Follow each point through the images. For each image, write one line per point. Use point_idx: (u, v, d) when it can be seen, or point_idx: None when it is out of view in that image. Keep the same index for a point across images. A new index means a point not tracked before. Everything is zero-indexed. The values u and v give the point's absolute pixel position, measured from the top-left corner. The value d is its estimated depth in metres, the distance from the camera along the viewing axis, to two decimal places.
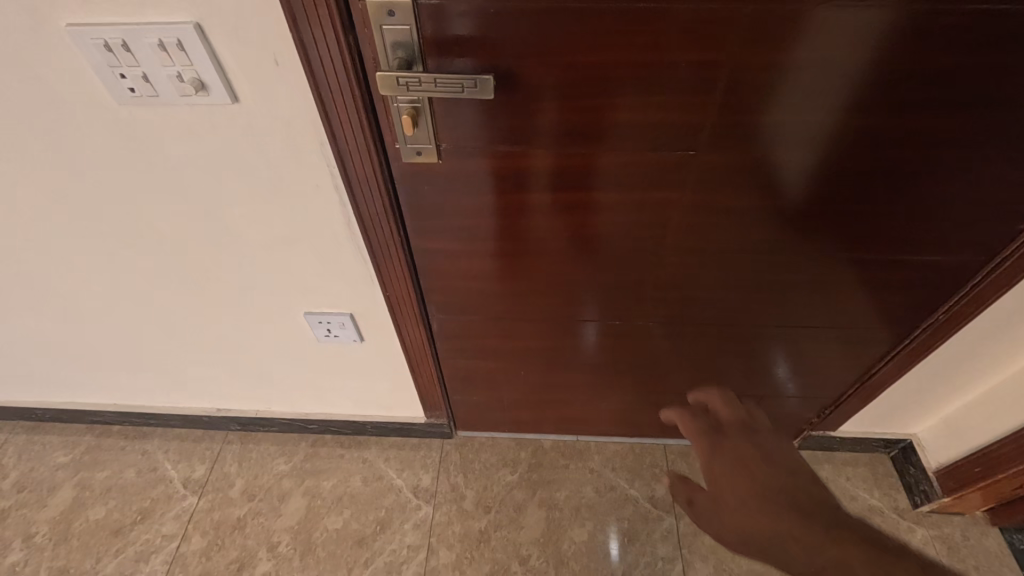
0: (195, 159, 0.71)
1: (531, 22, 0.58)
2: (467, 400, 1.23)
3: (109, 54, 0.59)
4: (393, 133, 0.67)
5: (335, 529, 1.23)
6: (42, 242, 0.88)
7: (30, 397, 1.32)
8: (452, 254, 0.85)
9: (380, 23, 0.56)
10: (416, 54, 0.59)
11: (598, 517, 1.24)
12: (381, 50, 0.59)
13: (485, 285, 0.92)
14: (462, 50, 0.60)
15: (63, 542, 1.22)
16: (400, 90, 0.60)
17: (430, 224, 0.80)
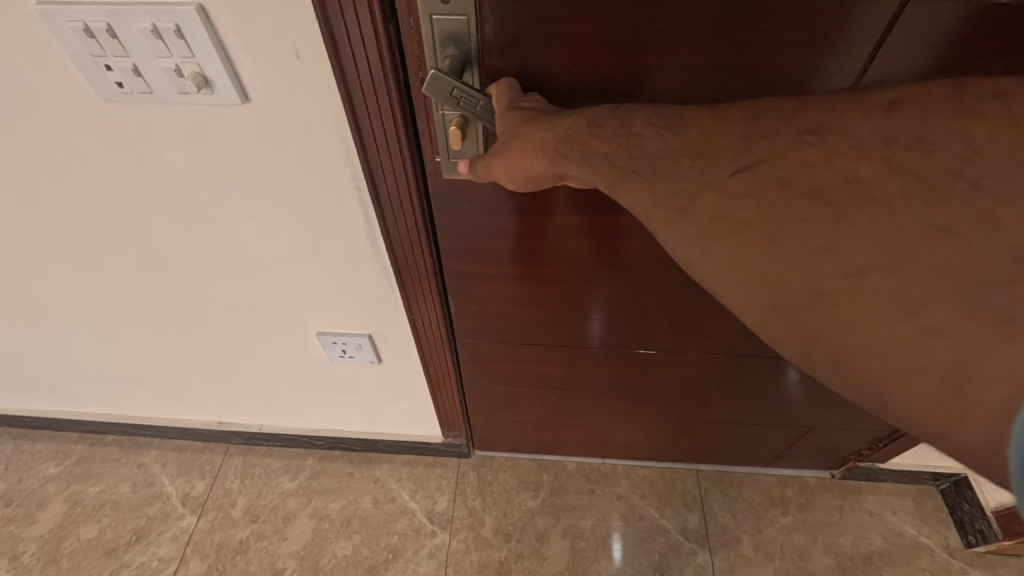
0: (196, 164, 0.60)
1: (616, 18, 0.46)
2: (490, 422, 1.14)
3: (92, 40, 0.48)
4: (435, 146, 0.57)
5: (344, 555, 1.14)
6: (23, 248, 0.78)
7: (17, 405, 1.22)
8: (483, 278, 0.75)
9: (431, 10, 0.45)
10: (471, 50, 0.49)
11: (617, 540, 1.17)
12: (429, 44, 0.48)
13: (515, 311, 0.82)
14: (528, 49, 0.49)
15: (53, 563, 1.13)
16: (449, 101, 0.49)
17: (464, 247, 0.70)
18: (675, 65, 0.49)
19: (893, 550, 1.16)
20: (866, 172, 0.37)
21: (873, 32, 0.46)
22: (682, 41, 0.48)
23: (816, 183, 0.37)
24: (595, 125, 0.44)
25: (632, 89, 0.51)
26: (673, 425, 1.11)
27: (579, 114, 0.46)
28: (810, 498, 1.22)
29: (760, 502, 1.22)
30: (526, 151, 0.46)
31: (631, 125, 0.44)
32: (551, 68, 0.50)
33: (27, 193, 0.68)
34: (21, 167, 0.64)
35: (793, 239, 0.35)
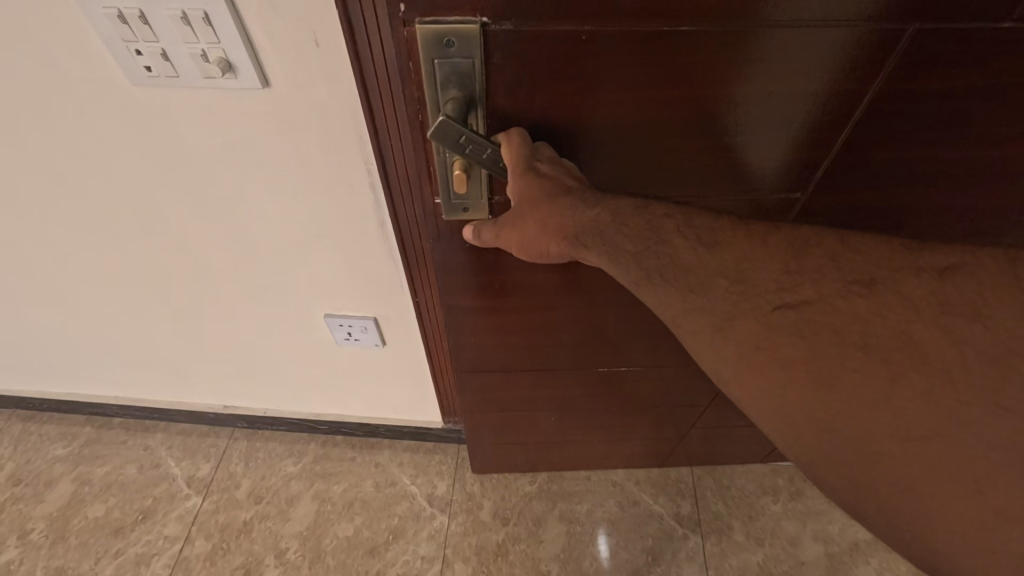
0: (216, 148, 0.63)
1: (614, 57, 0.49)
2: (491, 446, 1.14)
3: (124, 26, 0.51)
4: (435, 188, 0.59)
5: (346, 536, 1.17)
6: (41, 228, 0.80)
7: (25, 386, 1.25)
8: (486, 310, 0.78)
9: (432, 55, 0.47)
10: (472, 91, 0.50)
11: (603, 536, 1.18)
12: (429, 87, 0.50)
13: (518, 340, 0.84)
14: (531, 89, 0.51)
15: (60, 541, 1.16)
16: (458, 145, 0.50)
17: (467, 280, 0.73)
18: (676, 95, 0.52)
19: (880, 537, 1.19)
20: (920, 330, 0.41)
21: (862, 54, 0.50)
22: (674, 77, 0.50)
23: (867, 338, 0.42)
24: (620, 222, 0.50)
25: (634, 117, 0.54)
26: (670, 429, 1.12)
27: (604, 205, 0.51)
28: (800, 487, 1.25)
29: (752, 491, 1.25)
30: (549, 237, 0.54)
31: (662, 229, 0.49)
32: (554, 105, 0.52)
33: (47, 173, 0.70)
34: (45, 149, 0.67)
35: (840, 389, 0.42)
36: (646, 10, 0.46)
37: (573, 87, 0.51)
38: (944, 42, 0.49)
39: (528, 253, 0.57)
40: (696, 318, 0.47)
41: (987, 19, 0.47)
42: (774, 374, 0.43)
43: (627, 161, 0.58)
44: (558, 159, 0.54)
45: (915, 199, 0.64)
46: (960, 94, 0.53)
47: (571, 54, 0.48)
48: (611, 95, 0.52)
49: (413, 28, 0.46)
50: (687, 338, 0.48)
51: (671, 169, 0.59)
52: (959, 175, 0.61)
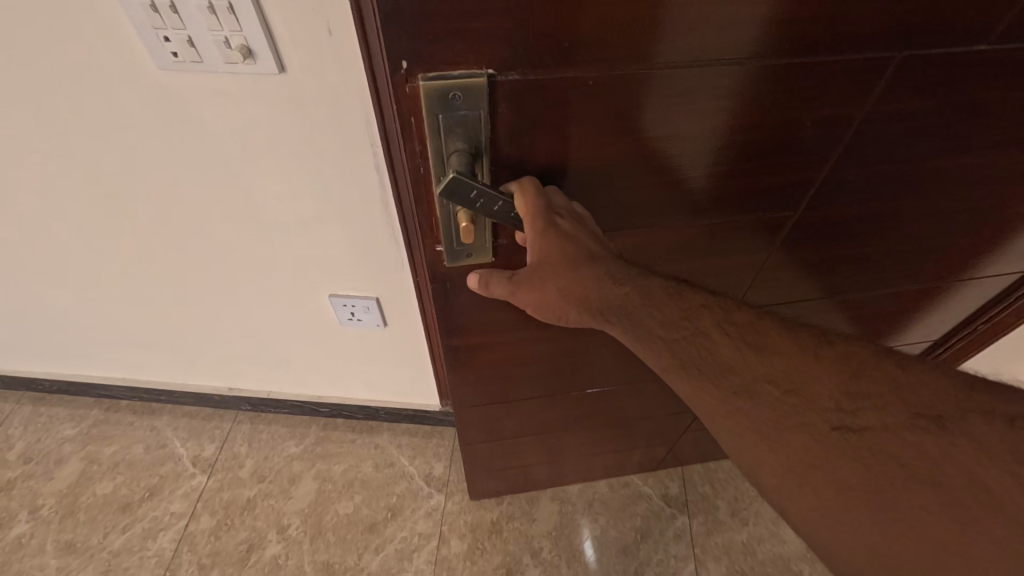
0: (233, 131, 0.68)
1: (619, 98, 0.50)
2: (492, 475, 1.14)
3: (155, 14, 0.56)
4: (436, 237, 0.60)
5: (346, 513, 1.21)
6: (62, 209, 0.85)
7: (36, 368, 1.28)
8: (486, 348, 0.79)
9: (435, 110, 0.48)
10: (476, 142, 0.51)
11: (589, 547, 1.19)
12: (432, 140, 0.50)
13: (518, 370, 0.85)
14: (536, 133, 0.52)
15: (70, 516, 1.20)
16: (471, 200, 0.51)
17: (465, 322, 0.73)
18: (675, 127, 0.54)
19: None
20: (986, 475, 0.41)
21: (847, 83, 0.52)
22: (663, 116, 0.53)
23: (926, 472, 0.42)
24: (650, 304, 0.54)
25: (633, 150, 0.56)
26: (664, 432, 1.14)
27: (633, 286, 0.55)
28: None
29: (737, 473, 1.30)
30: (568, 305, 0.58)
31: (699, 321, 0.53)
32: (556, 146, 0.53)
33: (72, 155, 0.75)
34: (71, 131, 0.71)
35: (893, 516, 0.42)
36: (652, 52, 0.47)
37: (573, 127, 0.52)
38: (923, 64, 0.52)
39: (544, 313, 0.60)
40: (736, 413, 0.49)
41: (954, 45, 0.50)
42: (823, 488, 0.44)
43: (625, 192, 0.60)
44: (570, 207, 0.56)
45: (893, 202, 0.68)
46: (937, 107, 0.56)
47: (568, 101, 0.50)
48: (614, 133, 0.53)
49: (415, 82, 0.46)
50: (726, 429, 0.50)
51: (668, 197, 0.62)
52: (930, 179, 0.65)
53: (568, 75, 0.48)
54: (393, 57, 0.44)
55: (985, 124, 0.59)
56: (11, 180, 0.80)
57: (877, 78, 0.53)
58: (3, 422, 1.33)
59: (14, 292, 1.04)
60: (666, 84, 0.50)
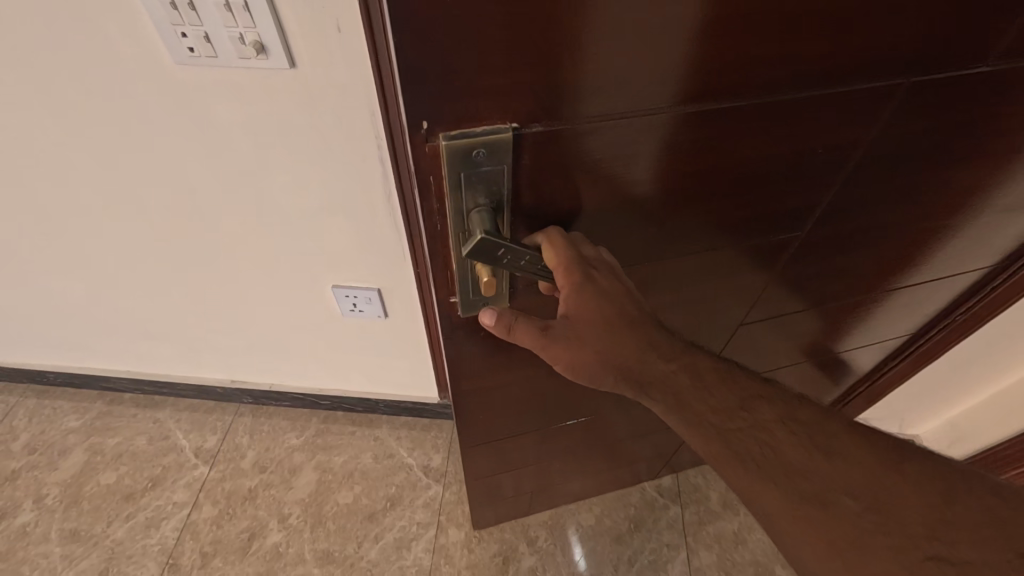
0: (243, 124, 0.71)
1: (638, 138, 0.48)
2: (493, 506, 1.12)
3: (174, 11, 0.59)
4: (452, 289, 0.58)
5: (346, 503, 1.24)
6: (74, 201, 0.87)
7: (41, 360, 1.31)
8: (493, 389, 0.77)
9: (456, 168, 0.46)
10: (499, 195, 0.49)
11: (577, 544, 1.20)
12: (452, 197, 0.48)
13: (523, 406, 0.84)
14: (556, 179, 0.50)
15: (73, 505, 1.22)
16: (499, 257, 0.50)
17: (471, 367, 0.72)
18: (691, 164, 0.52)
19: None
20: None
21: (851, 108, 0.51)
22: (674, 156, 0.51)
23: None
24: (700, 385, 0.51)
25: (648, 188, 0.54)
26: (665, 447, 1.13)
27: (681, 363, 0.51)
28: None
29: None
30: (605, 372, 0.54)
31: (757, 412, 0.50)
32: (575, 189, 0.52)
33: (86, 147, 0.78)
34: (86, 123, 0.74)
35: None
36: (672, 91, 0.45)
37: (592, 170, 0.50)
38: (929, 88, 0.51)
39: (574, 376, 0.56)
40: (785, 497, 0.46)
41: (958, 67, 0.50)
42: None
43: (636, 227, 0.59)
44: (600, 256, 0.55)
45: (894, 218, 0.68)
46: (940, 127, 0.56)
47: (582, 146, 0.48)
48: (630, 172, 0.52)
49: (434, 139, 0.44)
50: (769, 508, 0.47)
51: (678, 229, 0.60)
52: (930, 195, 0.65)
53: (576, 121, 0.45)
54: (413, 113, 0.42)
55: (986, 141, 0.59)
56: (26, 172, 0.83)
57: (886, 104, 0.52)
58: (8, 414, 1.35)
59: (23, 283, 1.07)
60: (681, 127, 0.48)
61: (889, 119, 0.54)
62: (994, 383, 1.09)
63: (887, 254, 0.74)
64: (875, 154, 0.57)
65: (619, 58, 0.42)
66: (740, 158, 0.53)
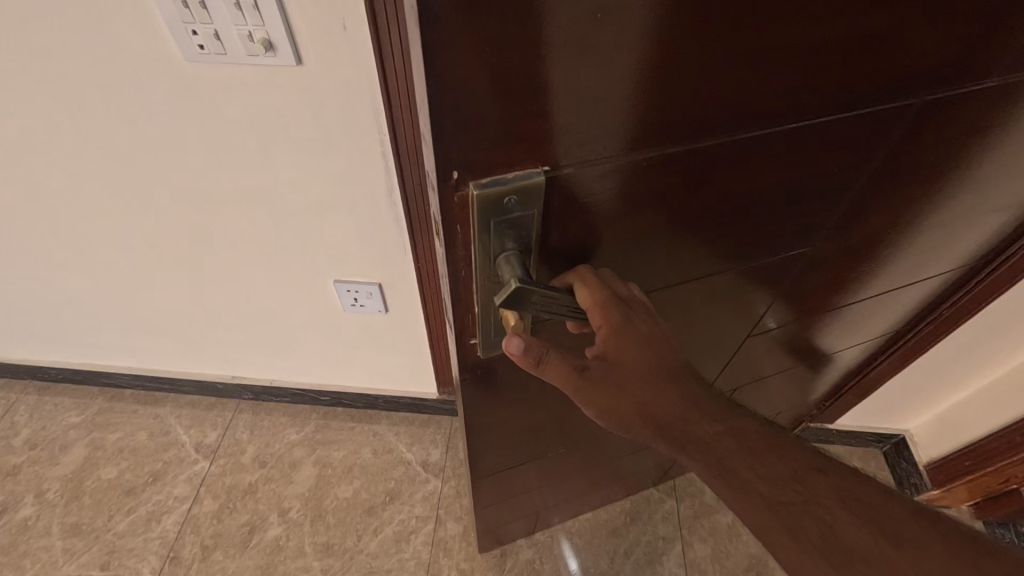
0: (250, 120, 0.73)
1: (665, 173, 0.44)
2: (498, 533, 1.10)
3: (185, 10, 0.61)
4: (472, 332, 0.53)
5: (345, 497, 1.25)
6: (81, 196, 0.89)
7: (43, 355, 1.32)
8: (502, 425, 0.74)
9: (486, 217, 0.41)
10: (529, 240, 0.44)
11: (568, 551, 1.20)
12: (478, 245, 0.43)
13: (530, 437, 0.81)
14: (584, 217, 0.46)
15: (75, 500, 1.23)
16: (533, 309, 0.45)
17: (484, 405, 0.68)
18: (717, 196, 0.49)
19: None
20: None
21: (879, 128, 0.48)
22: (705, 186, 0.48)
23: None
24: (749, 454, 0.47)
25: (669, 222, 0.50)
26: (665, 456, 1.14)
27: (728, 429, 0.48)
28: None
29: None
30: (640, 427, 0.50)
31: (809, 484, 0.47)
32: (602, 226, 0.47)
33: (95, 141, 0.79)
34: (95, 118, 0.76)
35: None
36: (704, 124, 0.41)
37: (621, 207, 0.46)
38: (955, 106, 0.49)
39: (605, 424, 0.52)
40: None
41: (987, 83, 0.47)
42: None
43: (653, 261, 0.55)
44: (640, 299, 0.51)
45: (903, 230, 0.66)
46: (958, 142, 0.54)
47: (620, 185, 0.44)
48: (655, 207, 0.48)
49: (464, 188, 0.39)
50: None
51: (695, 258, 0.57)
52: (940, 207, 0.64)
53: (602, 157, 0.41)
54: (445, 163, 0.38)
55: (1002, 155, 0.58)
56: (34, 167, 0.85)
57: (913, 123, 0.49)
58: (9, 410, 1.36)
59: (28, 278, 1.08)
60: (708, 159, 0.45)
61: (916, 140, 0.52)
62: (982, 380, 1.10)
63: (891, 265, 0.74)
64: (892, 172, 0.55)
65: (655, 91, 0.38)
66: (768, 184, 0.50)
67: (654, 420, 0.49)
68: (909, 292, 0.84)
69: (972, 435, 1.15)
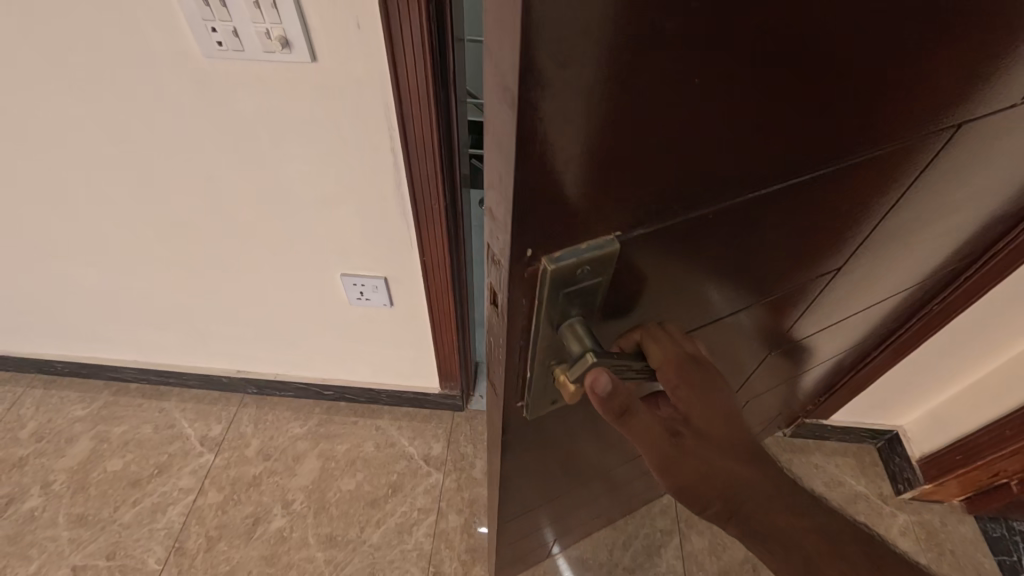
0: (264, 114, 0.76)
1: (721, 220, 0.41)
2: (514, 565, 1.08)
3: (206, 8, 0.64)
4: (523, 400, 0.49)
5: (348, 490, 1.27)
6: (95, 189, 0.91)
7: (52, 348, 1.34)
8: (528, 479, 0.71)
9: (553, 289, 0.37)
10: (593, 306, 0.41)
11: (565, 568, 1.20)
12: (540, 317, 0.39)
13: (552, 483, 0.79)
14: (644, 276, 0.42)
15: (81, 491, 1.24)
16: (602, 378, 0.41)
17: (517, 465, 0.64)
18: (767, 234, 0.45)
19: (833, 497, 1.32)
20: None
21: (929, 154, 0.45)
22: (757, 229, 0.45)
23: None
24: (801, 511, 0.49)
25: (717, 266, 0.46)
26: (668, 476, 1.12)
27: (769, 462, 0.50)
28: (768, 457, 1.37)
29: None
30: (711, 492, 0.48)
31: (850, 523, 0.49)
32: (660, 281, 0.44)
33: (111, 135, 0.81)
34: (112, 113, 0.78)
35: None
36: (766, 168, 0.37)
37: (677, 261, 0.43)
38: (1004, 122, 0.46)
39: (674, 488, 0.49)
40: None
41: None
42: None
43: (696, 303, 0.51)
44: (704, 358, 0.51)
45: (924, 242, 0.65)
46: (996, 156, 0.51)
47: (687, 242, 0.41)
48: (706, 254, 0.44)
49: (536, 263, 0.36)
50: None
51: (735, 294, 0.53)
52: (961, 216, 0.62)
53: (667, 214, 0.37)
54: (521, 243, 0.34)
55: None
56: (51, 161, 0.87)
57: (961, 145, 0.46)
58: (15, 403, 1.38)
59: (39, 270, 1.10)
60: (766, 202, 0.41)
61: (962, 165, 0.50)
62: (971, 374, 1.13)
63: (906, 273, 0.73)
64: (932, 191, 0.52)
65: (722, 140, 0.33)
66: (817, 224, 0.48)
67: (739, 493, 0.48)
68: (914, 291, 0.85)
69: (963, 430, 1.17)
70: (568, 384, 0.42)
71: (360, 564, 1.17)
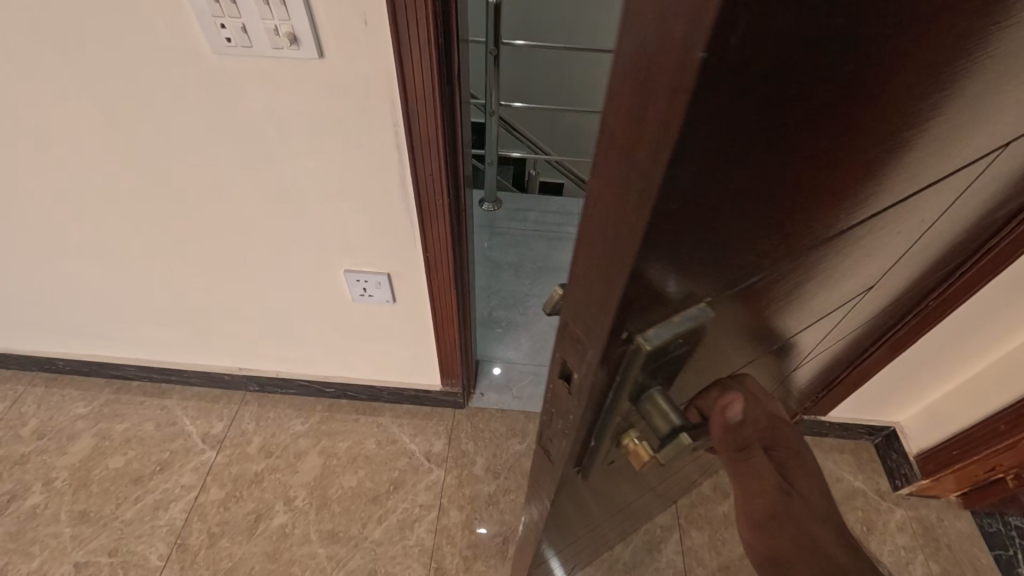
0: (271, 110, 0.76)
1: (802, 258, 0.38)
2: None
3: (215, 4, 0.65)
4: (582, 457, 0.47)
5: (350, 486, 1.27)
6: (101, 186, 0.92)
7: (54, 345, 1.35)
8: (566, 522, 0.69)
9: (642, 364, 0.35)
10: (671, 370, 0.40)
11: None
12: (621, 388, 0.38)
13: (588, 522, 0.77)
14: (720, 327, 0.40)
15: (83, 488, 1.24)
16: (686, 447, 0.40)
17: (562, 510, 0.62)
18: (834, 264, 0.43)
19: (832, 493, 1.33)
20: None
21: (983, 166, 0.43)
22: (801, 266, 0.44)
23: None
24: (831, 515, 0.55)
25: (784, 299, 0.44)
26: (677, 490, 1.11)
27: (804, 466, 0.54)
28: None
29: None
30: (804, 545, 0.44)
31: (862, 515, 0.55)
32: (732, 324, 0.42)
33: (118, 131, 0.82)
34: (120, 109, 0.79)
35: None
36: (855, 204, 0.34)
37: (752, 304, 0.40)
38: None
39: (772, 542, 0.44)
40: None
41: None
42: None
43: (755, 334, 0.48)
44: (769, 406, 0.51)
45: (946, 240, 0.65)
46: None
47: (764, 287, 0.39)
48: (778, 290, 0.41)
49: (628, 342, 0.34)
50: None
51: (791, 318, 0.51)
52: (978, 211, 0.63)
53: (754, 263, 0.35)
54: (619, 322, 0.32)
55: None
56: (58, 157, 0.87)
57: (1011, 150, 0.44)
58: (17, 401, 1.38)
59: (44, 267, 1.11)
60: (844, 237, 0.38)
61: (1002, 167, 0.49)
62: (965, 371, 1.14)
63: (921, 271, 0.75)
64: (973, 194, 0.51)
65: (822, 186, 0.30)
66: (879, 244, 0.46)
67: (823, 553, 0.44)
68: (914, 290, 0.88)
69: (959, 425, 1.19)
70: (642, 456, 0.41)
71: (362, 560, 1.17)
